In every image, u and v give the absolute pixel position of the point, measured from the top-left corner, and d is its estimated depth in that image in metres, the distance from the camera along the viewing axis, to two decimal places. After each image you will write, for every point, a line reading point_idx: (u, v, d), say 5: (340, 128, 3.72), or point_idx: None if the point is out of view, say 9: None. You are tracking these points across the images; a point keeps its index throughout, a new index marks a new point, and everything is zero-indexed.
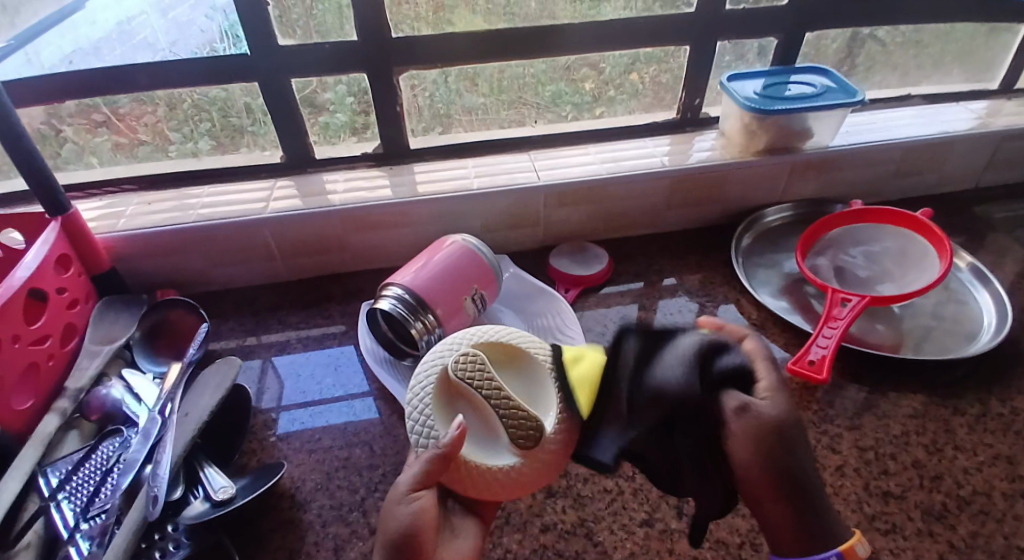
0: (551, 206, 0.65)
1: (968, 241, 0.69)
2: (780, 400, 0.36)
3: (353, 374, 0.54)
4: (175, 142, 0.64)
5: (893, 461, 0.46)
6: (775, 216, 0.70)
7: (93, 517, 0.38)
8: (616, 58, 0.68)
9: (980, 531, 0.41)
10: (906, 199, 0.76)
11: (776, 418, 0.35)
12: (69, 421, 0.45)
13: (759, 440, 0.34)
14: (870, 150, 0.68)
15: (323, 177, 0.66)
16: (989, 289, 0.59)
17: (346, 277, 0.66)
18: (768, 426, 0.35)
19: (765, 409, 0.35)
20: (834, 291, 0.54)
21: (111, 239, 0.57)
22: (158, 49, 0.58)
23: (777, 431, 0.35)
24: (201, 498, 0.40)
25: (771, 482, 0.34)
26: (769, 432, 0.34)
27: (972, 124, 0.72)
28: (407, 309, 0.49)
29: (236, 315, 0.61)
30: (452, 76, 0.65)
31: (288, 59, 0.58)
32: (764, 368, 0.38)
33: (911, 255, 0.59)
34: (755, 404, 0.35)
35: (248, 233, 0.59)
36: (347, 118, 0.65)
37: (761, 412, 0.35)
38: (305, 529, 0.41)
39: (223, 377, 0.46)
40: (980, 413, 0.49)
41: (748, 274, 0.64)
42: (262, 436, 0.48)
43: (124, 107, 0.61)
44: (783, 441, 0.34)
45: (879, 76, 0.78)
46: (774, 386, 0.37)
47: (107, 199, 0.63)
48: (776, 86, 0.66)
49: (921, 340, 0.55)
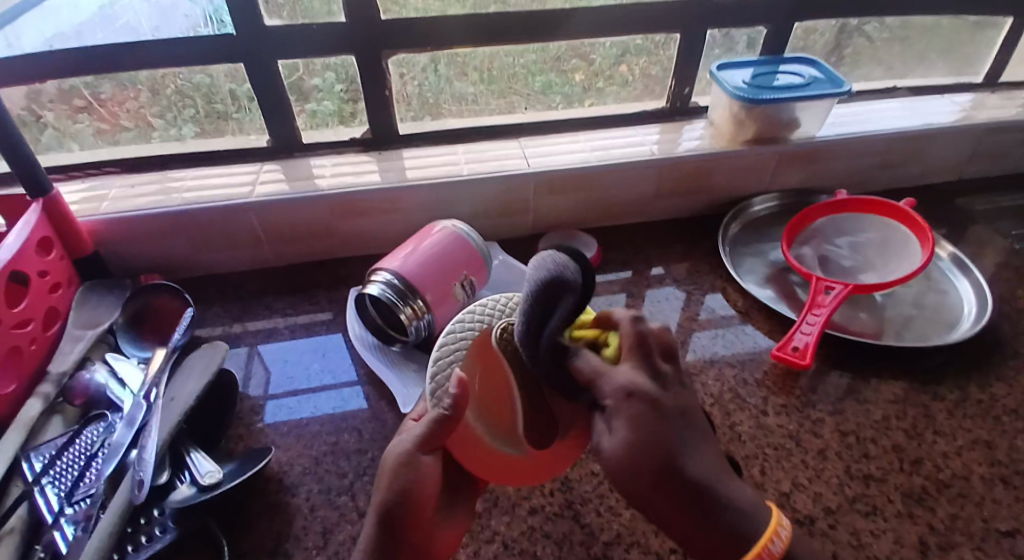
0: (541, 194, 0.65)
1: (950, 232, 0.71)
2: (631, 416, 0.31)
3: (342, 360, 0.54)
4: (158, 127, 0.63)
5: (874, 445, 0.47)
6: (762, 206, 0.71)
7: (77, 502, 0.38)
8: (606, 49, 0.68)
9: (956, 512, 0.42)
10: (891, 191, 0.77)
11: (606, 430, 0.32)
12: (52, 406, 0.45)
13: (631, 463, 0.31)
14: (856, 141, 0.69)
15: (311, 162, 0.65)
16: (969, 279, 0.61)
17: (335, 263, 0.65)
18: (634, 448, 0.31)
19: (603, 444, 0.32)
20: (817, 279, 0.55)
21: (93, 222, 0.56)
22: (141, 33, 0.57)
23: (613, 452, 0.31)
24: (187, 482, 0.39)
25: (672, 496, 0.30)
26: (632, 462, 0.31)
27: (956, 117, 0.74)
28: (396, 294, 0.49)
29: (222, 301, 0.61)
30: (441, 64, 0.65)
31: (275, 44, 0.58)
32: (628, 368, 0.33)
33: (894, 245, 0.60)
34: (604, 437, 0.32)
35: (235, 218, 0.59)
36: (334, 106, 0.65)
37: (616, 436, 0.31)
38: (294, 513, 0.41)
39: (209, 362, 0.46)
40: (958, 399, 0.50)
41: (735, 262, 0.64)
42: (249, 421, 0.48)
43: (106, 92, 0.60)
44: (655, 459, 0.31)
45: (866, 68, 0.78)
46: (647, 380, 0.33)
47: (89, 182, 0.62)
48: (765, 76, 0.66)
49: (902, 328, 0.56)
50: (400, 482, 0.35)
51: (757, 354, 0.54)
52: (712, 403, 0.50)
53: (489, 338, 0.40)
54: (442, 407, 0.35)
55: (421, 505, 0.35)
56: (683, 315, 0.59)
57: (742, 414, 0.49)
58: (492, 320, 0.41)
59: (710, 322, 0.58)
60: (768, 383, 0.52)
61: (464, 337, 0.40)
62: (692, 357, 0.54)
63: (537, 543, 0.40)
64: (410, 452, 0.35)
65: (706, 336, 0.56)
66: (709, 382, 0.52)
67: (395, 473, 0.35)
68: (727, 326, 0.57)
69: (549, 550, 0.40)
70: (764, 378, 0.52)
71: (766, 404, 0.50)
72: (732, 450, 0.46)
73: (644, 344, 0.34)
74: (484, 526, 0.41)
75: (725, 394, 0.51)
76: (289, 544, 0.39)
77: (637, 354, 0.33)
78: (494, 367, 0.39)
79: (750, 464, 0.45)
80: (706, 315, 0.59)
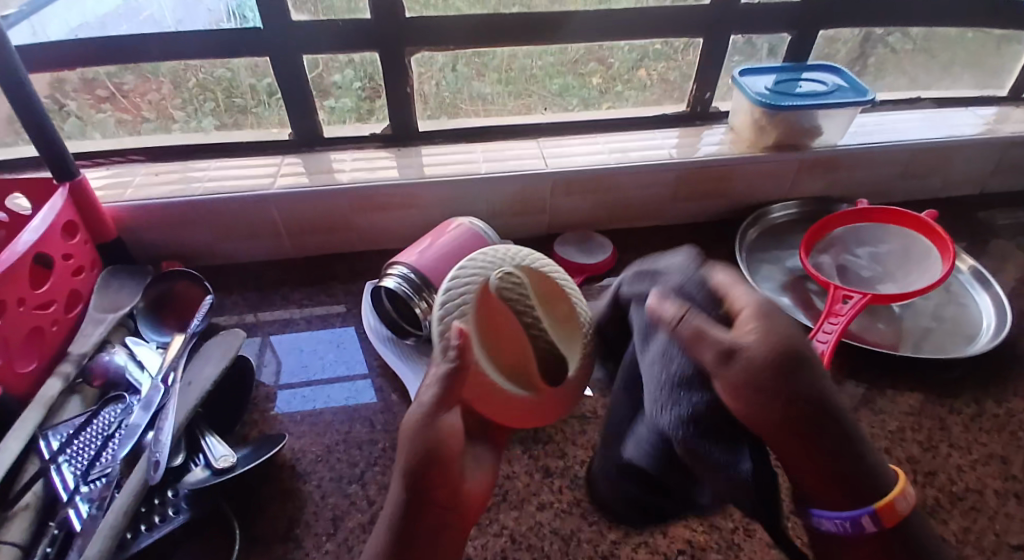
0: (558, 194, 0.65)
1: (970, 245, 0.70)
2: (773, 326, 0.26)
3: (356, 352, 0.54)
4: (178, 120, 0.65)
5: (887, 455, 0.46)
6: (781, 213, 0.70)
7: (93, 481, 0.39)
8: (625, 53, 0.68)
9: (970, 526, 0.42)
10: (911, 202, 0.76)
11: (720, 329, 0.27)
12: (72, 386, 0.46)
13: (784, 376, 0.25)
14: (878, 151, 0.69)
15: (331, 156, 0.65)
16: (989, 292, 0.60)
17: (350, 256, 0.66)
18: (776, 369, 0.25)
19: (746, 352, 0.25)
20: (835, 288, 0.54)
21: (118, 208, 0.57)
22: (165, 25, 0.58)
23: (758, 361, 0.25)
24: (201, 466, 0.40)
25: (806, 427, 0.25)
26: (783, 369, 0.25)
27: (979, 129, 0.73)
28: (412, 288, 0.49)
29: (239, 290, 0.61)
30: (461, 63, 0.65)
31: (297, 39, 0.58)
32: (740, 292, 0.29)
33: (914, 256, 0.59)
34: (726, 339, 0.26)
35: (255, 209, 0.60)
36: (353, 103, 0.66)
37: (754, 346, 0.25)
38: (305, 500, 0.41)
39: (229, 347, 0.46)
40: (975, 413, 0.50)
41: (752, 268, 0.64)
42: (263, 408, 0.48)
43: (128, 83, 0.61)
44: (798, 375, 0.25)
45: (888, 78, 0.78)
46: (775, 310, 0.28)
47: (114, 169, 0.63)
48: (787, 82, 0.66)
49: (921, 340, 0.55)
50: (424, 444, 0.30)
51: None
52: None
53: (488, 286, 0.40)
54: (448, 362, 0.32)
55: (446, 461, 0.30)
56: None
57: None
58: (490, 268, 0.41)
59: None
60: None
61: (465, 287, 0.40)
62: None
63: (544, 539, 0.40)
64: (428, 412, 0.31)
65: None
66: None
67: (413, 431, 0.30)
68: None
69: (556, 546, 0.40)
70: None
71: None
72: None
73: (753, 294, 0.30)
74: (493, 520, 0.41)
75: None
76: (300, 530, 0.40)
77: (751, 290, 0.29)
78: (497, 309, 0.40)
79: None
80: None
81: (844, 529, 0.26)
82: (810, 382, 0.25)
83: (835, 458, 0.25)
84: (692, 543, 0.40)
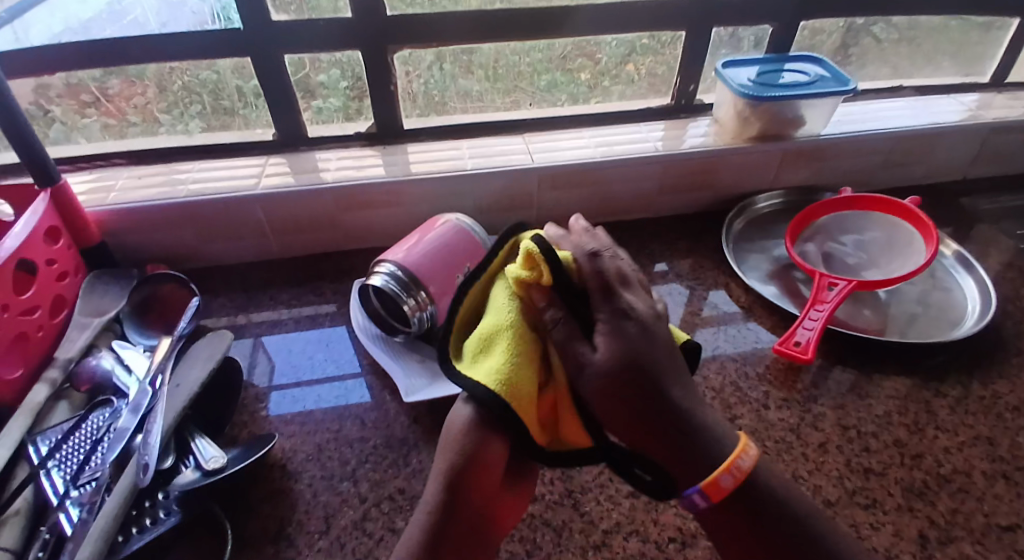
0: (545, 188, 0.65)
1: (954, 231, 0.71)
2: (611, 338, 0.34)
3: (345, 351, 0.54)
4: (164, 123, 0.64)
5: (875, 440, 0.47)
6: (766, 203, 0.71)
7: (82, 485, 0.38)
8: (611, 48, 0.69)
9: (957, 507, 0.42)
10: (895, 189, 0.77)
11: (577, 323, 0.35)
12: (59, 391, 0.45)
13: (619, 374, 0.33)
14: (861, 139, 0.69)
15: (317, 156, 0.65)
16: (973, 277, 0.61)
17: (339, 256, 0.66)
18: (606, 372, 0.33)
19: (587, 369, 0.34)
20: (821, 275, 0.55)
21: (102, 212, 0.57)
22: (148, 28, 0.57)
23: (602, 367, 0.33)
24: (192, 467, 0.40)
25: (648, 412, 0.33)
26: (619, 374, 0.33)
27: (961, 116, 0.73)
28: (399, 285, 0.49)
29: (227, 292, 0.61)
30: (446, 60, 0.65)
31: (282, 39, 0.58)
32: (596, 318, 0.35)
33: (898, 243, 0.60)
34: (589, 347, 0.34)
35: (241, 210, 0.59)
36: (340, 102, 0.66)
37: (602, 354, 0.34)
38: (296, 499, 0.41)
39: (215, 349, 0.46)
40: (960, 395, 0.50)
41: (738, 258, 0.64)
42: (253, 409, 0.48)
43: (113, 87, 0.60)
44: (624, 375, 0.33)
45: (871, 67, 0.78)
46: (624, 316, 0.35)
47: (98, 173, 0.62)
48: (771, 73, 0.66)
49: (906, 325, 0.56)
50: (468, 447, 0.34)
51: (760, 350, 0.54)
52: (713, 396, 0.50)
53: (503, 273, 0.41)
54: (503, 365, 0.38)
55: (485, 469, 0.35)
56: (685, 309, 0.59)
57: (743, 408, 0.49)
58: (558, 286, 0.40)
59: (713, 318, 0.58)
60: (769, 377, 0.52)
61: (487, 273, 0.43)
62: None
63: (536, 531, 0.40)
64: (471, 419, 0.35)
65: (708, 331, 0.56)
66: (710, 376, 0.52)
67: (457, 438, 0.35)
68: (730, 322, 0.57)
69: (549, 537, 0.40)
70: (766, 372, 0.52)
71: (767, 398, 0.50)
72: None
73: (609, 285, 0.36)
74: None
75: (726, 387, 0.51)
76: (291, 529, 0.40)
77: (609, 294, 0.36)
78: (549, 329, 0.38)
79: None
80: (709, 310, 0.59)
81: (695, 504, 0.32)
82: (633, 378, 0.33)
83: (667, 429, 0.33)
84: (682, 531, 0.40)
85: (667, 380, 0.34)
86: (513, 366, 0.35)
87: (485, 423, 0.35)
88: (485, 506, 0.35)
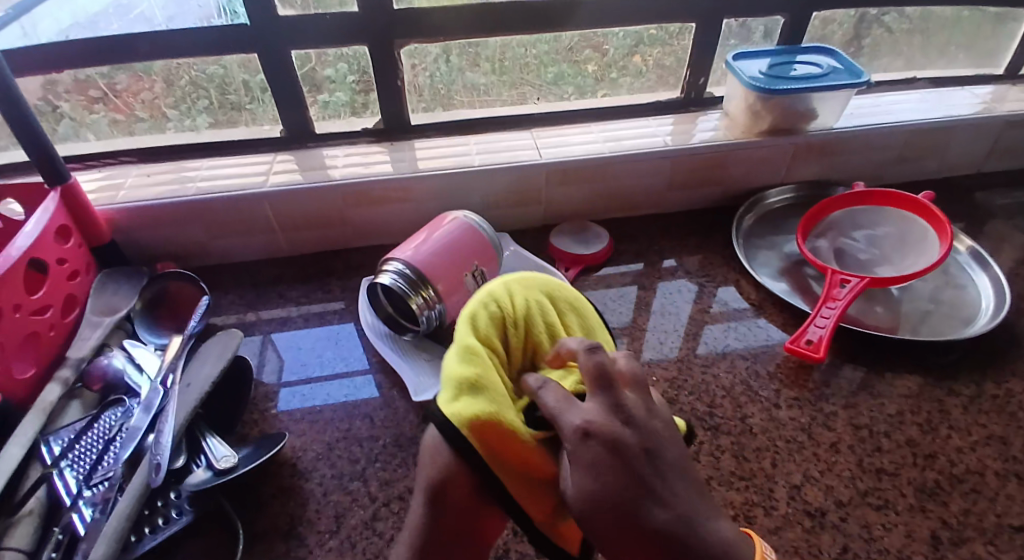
0: (553, 184, 0.65)
1: (968, 226, 0.70)
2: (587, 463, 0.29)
3: (354, 349, 0.54)
4: (171, 118, 0.64)
5: (887, 439, 0.46)
6: (777, 198, 0.70)
7: (95, 485, 0.39)
8: (620, 40, 0.68)
9: (970, 507, 0.42)
10: (908, 183, 0.76)
11: (560, 407, 0.31)
12: (71, 390, 0.46)
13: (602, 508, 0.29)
14: (874, 133, 0.68)
15: (323, 152, 0.65)
16: (987, 273, 0.60)
17: (347, 253, 0.66)
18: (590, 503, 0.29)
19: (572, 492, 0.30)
20: (833, 272, 0.54)
21: (111, 210, 0.57)
22: (156, 23, 0.57)
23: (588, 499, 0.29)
24: (203, 466, 0.40)
25: (647, 546, 0.28)
26: (593, 504, 0.29)
27: (976, 109, 0.72)
28: (407, 283, 0.49)
29: (236, 289, 0.61)
30: (453, 54, 0.64)
31: (287, 33, 0.58)
32: (572, 408, 0.30)
33: (911, 239, 0.59)
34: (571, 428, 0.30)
35: (249, 207, 0.59)
36: (347, 97, 0.65)
37: (583, 485, 0.29)
38: (306, 498, 0.42)
39: (225, 347, 0.46)
40: (974, 394, 0.50)
41: (748, 254, 0.64)
42: (263, 407, 0.48)
43: (121, 83, 0.60)
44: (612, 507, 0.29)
45: (885, 58, 0.77)
46: (608, 416, 0.30)
47: (107, 170, 0.63)
48: (782, 65, 0.65)
49: (919, 323, 0.55)
50: (444, 459, 0.32)
51: (770, 348, 0.54)
52: (722, 395, 0.50)
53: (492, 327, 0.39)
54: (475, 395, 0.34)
55: (458, 488, 0.32)
56: (695, 307, 0.58)
57: (753, 407, 0.49)
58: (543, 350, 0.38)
59: (722, 315, 0.58)
60: (780, 375, 0.51)
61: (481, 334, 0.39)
62: (703, 349, 0.54)
63: None
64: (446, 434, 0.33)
65: (718, 329, 0.56)
66: (720, 374, 0.51)
67: (433, 451, 0.33)
68: (740, 319, 0.57)
69: None
70: (777, 370, 0.52)
71: (777, 397, 0.49)
72: (743, 442, 0.46)
73: (607, 379, 0.31)
74: None
75: (736, 386, 0.50)
76: (302, 528, 0.40)
77: (600, 390, 0.31)
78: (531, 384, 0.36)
79: (760, 456, 0.45)
80: (719, 307, 0.58)
81: None
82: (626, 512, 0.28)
83: (666, 551, 0.29)
84: None
85: (662, 482, 0.30)
86: (473, 399, 0.32)
87: (448, 449, 0.33)
88: (456, 533, 0.33)
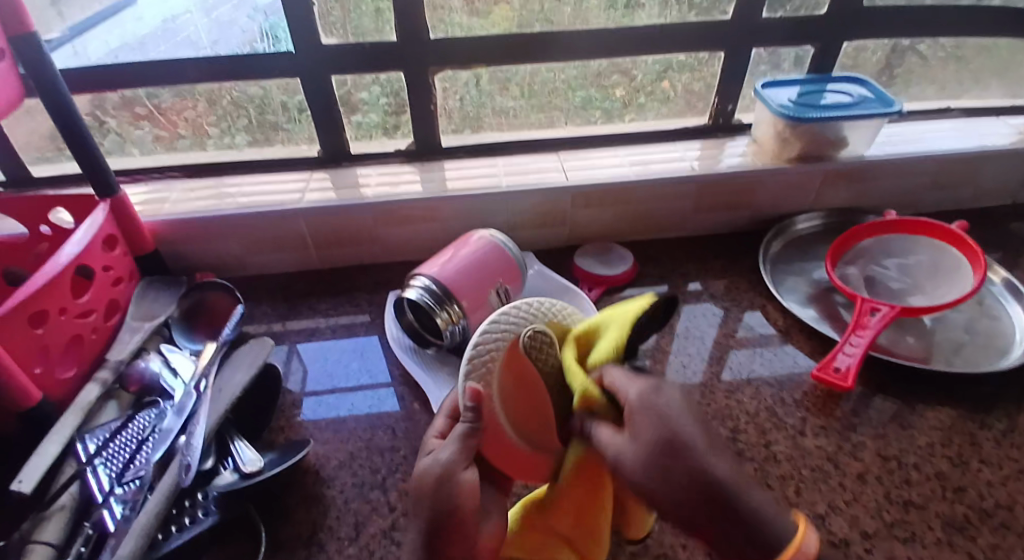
0: (579, 206, 0.66)
1: (1005, 257, 0.68)
2: (658, 411, 0.29)
3: (379, 361, 0.55)
4: (213, 135, 0.67)
5: (915, 471, 0.45)
6: (807, 224, 0.69)
7: (126, 483, 0.40)
8: (648, 66, 0.69)
9: (1000, 543, 0.40)
10: (941, 213, 0.74)
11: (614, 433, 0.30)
12: (109, 391, 0.47)
13: (650, 459, 0.28)
14: (905, 162, 0.67)
15: (357, 172, 0.67)
16: (1022, 304, 0.58)
17: (376, 267, 0.67)
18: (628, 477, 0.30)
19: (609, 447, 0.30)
20: (863, 299, 0.53)
21: (155, 222, 0.60)
22: (201, 46, 0.61)
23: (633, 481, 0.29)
24: (230, 469, 0.41)
25: (653, 457, 0.28)
26: (646, 456, 0.28)
27: (1012, 139, 0.71)
28: (433, 299, 0.50)
29: (270, 300, 0.63)
30: (483, 79, 0.66)
31: (333, 60, 0.61)
32: (630, 383, 0.31)
33: (944, 268, 0.58)
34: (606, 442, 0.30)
35: (285, 222, 0.62)
36: (379, 118, 0.67)
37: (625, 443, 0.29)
38: (328, 505, 0.42)
39: (256, 356, 0.47)
40: (1007, 428, 0.48)
41: (776, 280, 0.63)
42: (290, 415, 0.50)
43: (165, 102, 0.64)
44: (671, 443, 0.27)
45: (918, 87, 0.76)
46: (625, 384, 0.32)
47: (151, 185, 0.66)
48: (811, 94, 0.66)
49: (952, 354, 0.54)
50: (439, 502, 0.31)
51: (795, 375, 0.53)
52: (746, 420, 0.49)
53: (518, 343, 0.36)
54: (466, 420, 0.34)
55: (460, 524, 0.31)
56: (719, 331, 0.58)
57: (778, 433, 0.48)
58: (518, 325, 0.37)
59: (748, 340, 0.57)
60: (807, 403, 0.50)
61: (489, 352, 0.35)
62: (727, 375, 0.53)
63: None
64: (447, 463, 0.33)
65: (743, 354, 0.55)
66: (744, 400, 0.51)
67: (428, 495, 0.32)
68: (766, 345, 0.56)
69: None
70: (803, 399, 0.51)
71: (803, 424, 0.48)
72: (767, 469, 0.45)
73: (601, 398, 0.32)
74: None
75: (760, 412, 0.50)
76: (322, 534, 0.41)
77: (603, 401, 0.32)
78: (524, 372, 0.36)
79: (784, 484, 0.44)
80: (744, 333, 0.58)
81: None
82: (712, 483, 0.26)
83: (684, 483, 0.26)
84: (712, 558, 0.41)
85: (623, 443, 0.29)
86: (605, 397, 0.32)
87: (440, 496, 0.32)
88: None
